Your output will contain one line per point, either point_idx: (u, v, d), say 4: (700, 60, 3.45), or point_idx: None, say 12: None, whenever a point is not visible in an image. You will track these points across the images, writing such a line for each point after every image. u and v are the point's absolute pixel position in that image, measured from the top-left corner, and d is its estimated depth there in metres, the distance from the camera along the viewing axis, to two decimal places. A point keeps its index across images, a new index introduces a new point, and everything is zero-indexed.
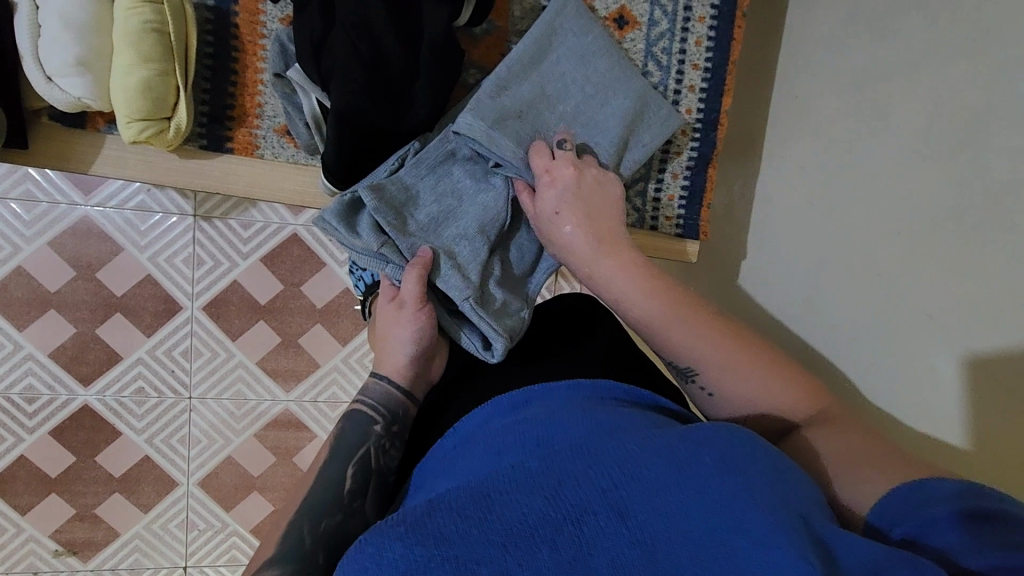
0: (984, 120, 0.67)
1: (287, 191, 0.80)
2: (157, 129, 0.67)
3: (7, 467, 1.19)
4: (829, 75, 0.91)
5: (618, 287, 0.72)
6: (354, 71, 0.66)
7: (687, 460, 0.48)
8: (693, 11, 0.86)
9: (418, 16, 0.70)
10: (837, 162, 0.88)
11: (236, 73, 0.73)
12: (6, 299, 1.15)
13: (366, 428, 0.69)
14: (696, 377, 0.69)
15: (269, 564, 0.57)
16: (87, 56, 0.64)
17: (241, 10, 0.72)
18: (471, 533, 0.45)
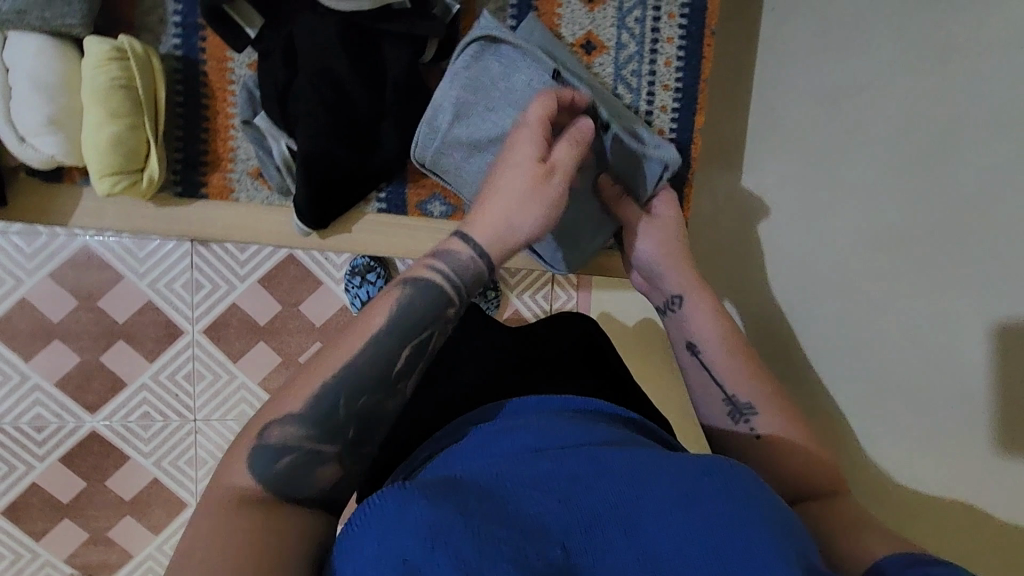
0: (952, 143, 0.67)
1: (263, 232, 0.81)
2: (130, 181, 0.69)
3: (20, 494, 1.22)
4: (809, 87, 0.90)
5: (706, 319, 0.77)
6: (318, 114, 0.68)
7: (691, 486, 0.53)
8: (660, 33, 0.86)
9: (380, 56, 0.70)
10: (819, 173, 0.87)
11: (208, 119, 0.74)
12: (13, 330, 1.17)
13: (442, 301, 0.60)
14: (752, 417, 0.71)
15: (290, 420, 0.54)
16: (58, 116, 0.66)
17: (209, 58, 0.73)
18: (495, 516, 0.49)
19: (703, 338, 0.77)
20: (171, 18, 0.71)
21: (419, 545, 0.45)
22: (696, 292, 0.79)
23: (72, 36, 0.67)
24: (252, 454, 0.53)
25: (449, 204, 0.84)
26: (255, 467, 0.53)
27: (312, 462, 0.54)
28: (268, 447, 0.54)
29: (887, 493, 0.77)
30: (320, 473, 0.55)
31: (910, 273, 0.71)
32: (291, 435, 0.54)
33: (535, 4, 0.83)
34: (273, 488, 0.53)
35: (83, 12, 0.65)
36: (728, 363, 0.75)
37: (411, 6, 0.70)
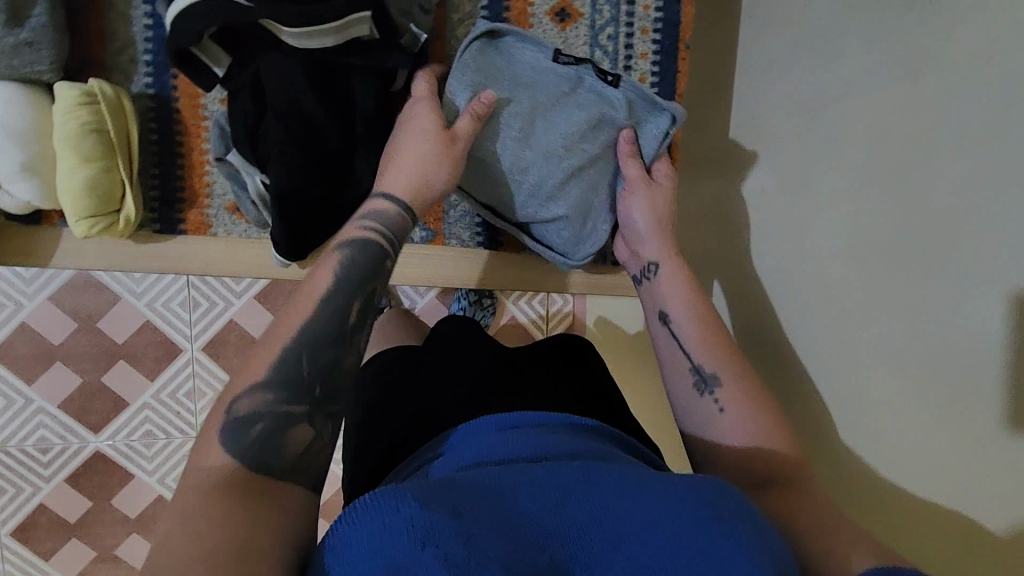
0: (925, 158, 0.65)
1: (244, 265, 0.83)
2: (107, 223, 0.71)
3: (28, 516, 1.23)
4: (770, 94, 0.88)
5: (674, 288, 0.79)
6: (289, 150, 0.68)
7: (682, 502, 0.50)
8: (634, 49, 0.86)
9: (349, 89, 0.70)
10: (792, 182, 0.83)
11: (183, 155, 0.76)
12: (13, 355, 1.16)
13: (379, 254, 0.66)
14: (715, 387, 0.71)
15: (258, 389, 0.55)
16: (32, 160, 0.67)
17: (181, 95, 0.74)
18: (484, 517, 0.47)
19: (672, 309, 0.78)
20: (142, 57, 0.72)
21: (409, 546, 0.44)
22: (671, 262, 0.81)
23: (44, 81, 0.67)
24: (224, 430, 0.53)
25: (429, 229, 0.94)
26: (229, 439, 0.52)
27: (285, 424, 0.54)
28: (237, 420, 0.53)
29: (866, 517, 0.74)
30: (291, 437, 0.55)
31: (891, 286, 0.68)
32: (262, 400, 0.55)
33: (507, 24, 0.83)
34: (250, 458, 0.52)
35: (52, 57, 0.66)
36: (696, 333, 0.75)
37: (378, 36, 0.70)
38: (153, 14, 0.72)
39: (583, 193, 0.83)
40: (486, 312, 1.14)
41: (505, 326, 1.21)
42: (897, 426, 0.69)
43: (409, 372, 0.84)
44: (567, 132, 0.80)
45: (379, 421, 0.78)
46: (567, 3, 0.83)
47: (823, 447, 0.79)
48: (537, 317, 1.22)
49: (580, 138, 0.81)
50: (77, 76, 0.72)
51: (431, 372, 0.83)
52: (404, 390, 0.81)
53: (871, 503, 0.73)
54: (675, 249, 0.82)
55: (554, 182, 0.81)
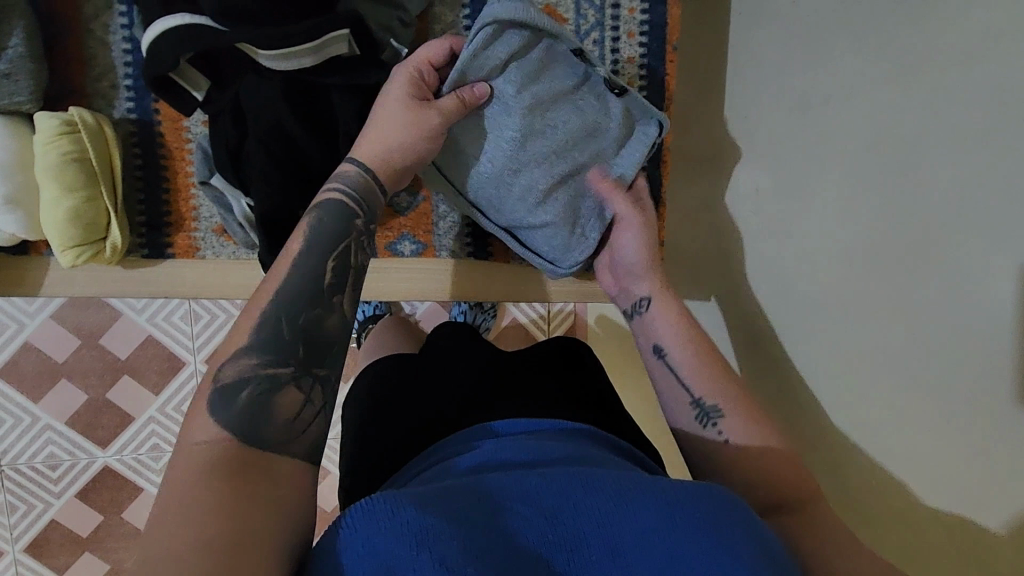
0: (913, 152, 0.63)
1: (230, 287, 0.82)
2: (94, 252, 0.72)
3: (40, 532, 1.16)
4: (763, 93, 0.86)
5: (665, 326, 0.75)
6: (271, 173, 0.68)
7: (679, 509, 0.47)
8: (621, 53, 0.85)
9: (330, 107, 0.70)
10: (794, 180, 0.81)
11: (168, 179, 0.76)
12: (18, 374, 1.10)
13: (350, 216, 0.64)
14: (719, 419, 0.67)
15: (242, 354, 0.53)
16: (16, 193, 0.67)
17: (163, 119, 0.74)
18: (481, 527, 0.45)
19: (667, 341, 0.74)
20: (123, 82, 0.72)
21: (405, 550, 0.42)
22: (662, 297, 0.78)
23: (24, 111, 0.67)
24: (210, 398, 0.51)
25: (418, 242, 0.94)
26: (215, 409, 0.50)
27: (269, 388, 0.52)
28: (223, 388, 0.51)
29: (865, 525, 0.72)
30: (279, 402, 0.52)
31: (887, 288, 0.67)
32: (246, 365, 0.53)
33: None
34: (238, 426, 0.50)
35: (31, 88, 0.66)
36: (695, 366, 0.71)
37: (360, 52, 0.69)
38: (131, 38, 0.71)
39: (573, 200, 0.82)
40: (487, 314, 1.09)
41: (506, 326, 1.19)
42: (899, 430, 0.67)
43: (406, 381, 0.83)
44: (564, 136, 0.79)
45: (379, 425, 0.77)
46: (550, 9, 0.83)
47: (828, 451, 0.77)
48: (538, 317, 1.21)
49: (574, 143, 0.80)
50: (58, 103, 0.72)
51: (428, 382, 0.81)
52: (401, 399, 0.79)
53: (869, 508, 0.72)
54: (666, 283, 0.79)
55: (542, 187, 0.80)
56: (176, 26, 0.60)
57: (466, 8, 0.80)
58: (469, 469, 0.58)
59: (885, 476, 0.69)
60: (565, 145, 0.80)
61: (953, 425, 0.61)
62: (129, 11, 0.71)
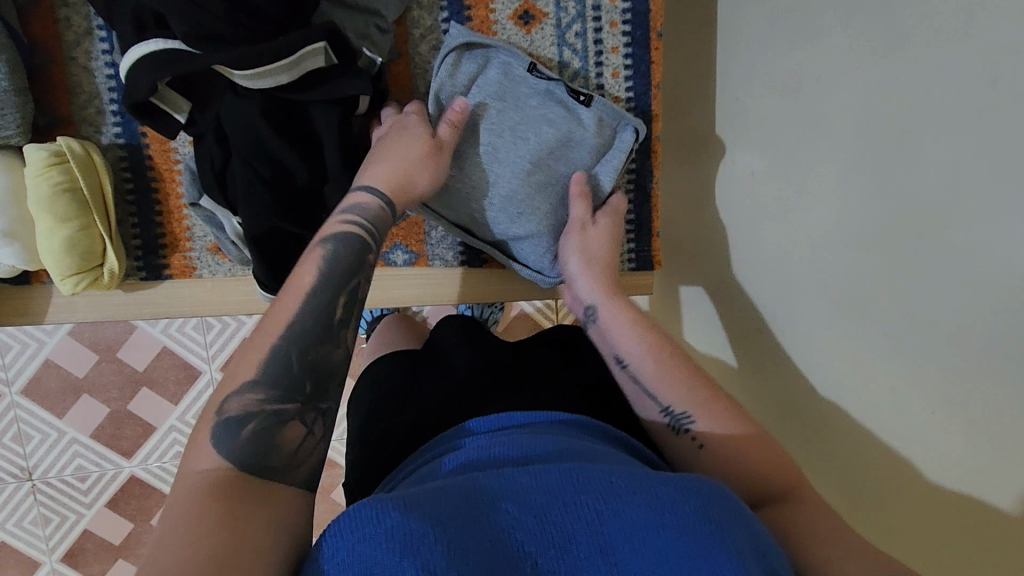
0: (907, 130, 0.62)
1: (231, 301, 0.85)
2: (92, 278, 0.74)
3: (74, 542, 1.18)
4: (753, 74, 0.84)
5: (613, 333, 0.75)
6: (258, 191, 0.70)
7: (670, 505, 0.47)
8: (604, 44, 0.83)
9: (310, 121, 0.71)
10: (789, 164, 0.79)
11: (160, 202, 0.77)
12: (42, 392, 1.11)
13: (362, 249, 0.65)
14: (690, 424, 0.66)
15: (247, 389, 0.53)
16: (12, 227, 0.69)
17: (151, 142, 0.75)
18: (470, 529, 0.45)
19: (627, 349, 0.73)
20: (108, 107, 0.73)
21: (389, 556, 0.42)
22: (607, 303, 0.77)
23: (14, 145, 0.69)
24: (215, 430, 0.51)
25: (411, 252, 0.94)
26: (221, 443, 0.50)
27: (275, 423, 0.53)
28: (228, 420, 0.52)
29: (870, 510, 0.72)
30: (283, 436, 0.53)
31: (885, 273, 0.66)
32: (252, 401, 0.53)
33: None
34: (242, 458, 0.50)
35: (18, 121, 0.67)
36: (656, 374, 0.70)
37: (338, 61, 0.69)
38: (113, 64, 0.72)
39: (552, 209, 0.83)
40: (493, 307, 1.09)
41: (513, 318, 1.17)
42: (904, 417, 0.66)
43: (409, 378, 0.83)
44: (537, 148, 0.80)
45: (385, 418, 0.78)
46: (530, 4, 0.81)
47: (831, 436, 0.77)
48: (545, 306, 1.18)
49: (552, 153, 0.81)
50: (47, 133, 0.73)
51: (429, 379, 0.81)
52: (404, 395, 0.80)
53: (874, 492, 0.72)
54: (613, 288, 0.79)
55: (523, 196, 0.81)
56: (148, 53, 0.61)
57: (443, 11, 0.79)
58: (457, 466, 0.58)
59: (890, 461, 0.69)
60: (542, 153, 0.81)
61: (959, 410, 0.60)
62: (109, 37, 0.71)
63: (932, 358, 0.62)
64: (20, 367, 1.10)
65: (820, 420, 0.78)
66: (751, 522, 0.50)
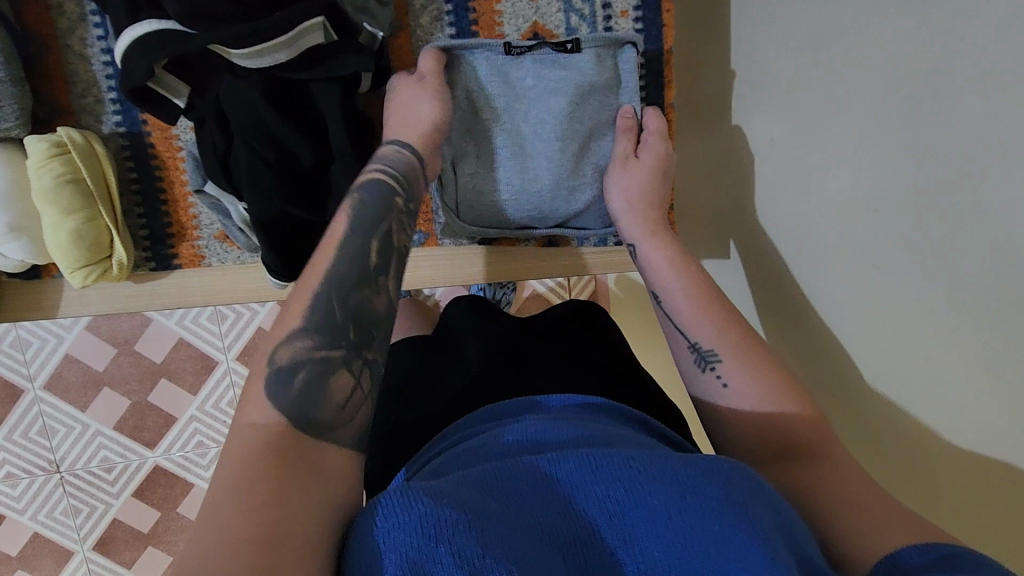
0: (940, 85, 0.59)
1: (242, 287, 0.86)
2: (101, 270, 0.73)
3: (104, 532, 1.20)
4: (769, 34, 0.81)
5: (655, 267, 0.76)
6: (262, 175, 0.68)
7: (690, 488, 0.46)
8: (612, 8, 0.80)
9: (313, 101, 0.70)
10: (808, 127, 0.76)
11: (164, 190, 0.76)
12: (64, 386, 1.13)
13: (388, 194, 0.65)
14: (717, 363, 0.67)
15: (295, 337, 0.53)
16: (18, 221, 0.68)
17: (152, 129, 0.74)
18: (489, 516, 0.45)
19: (666, 291, 0.74)
20: (107, 95, 0.72)
21: (420, 542, 0.41)
22: (649, 240, 0.77)
23: (14, 138, 0.68)
24: (267, 380, 0.51)
25: (421, 232, 0.93)
26: (275, 396, 0.50)
27: (324, 370, 0.52)
28: (279, 370, 0.51)
29: (897, 483, 0.70)
30: (333, 386, 0.53)
31: (913, 236, 0.63)
32: (300, 349, 0.53)
33: (472, 6, 0.78)
34: (294, 410, 0.50)
35: (17, 113, 0.66)
36: (689, 309, 0.72)
37: (338, 37, 0.66)
38: (109, 50, 0.71)
39: (598, 159, 0.80)
40: (506, 288, 1.07)
41: (526, 298, 1.14)
42: (932, 383, 0.64)
43: (421, 368, 0.82)
44: (555, 124, 0.77)
45: (400, 408, 0.77)
46: None
47: (852, 406, 0.75)
48: (557, 285, 1.15)
49: (572, 119, 0.77)
50: (46, 124, 0.71)
51: (443, 368, 0.80)
52: (417, 386, 0.79)
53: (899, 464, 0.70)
54: (657, 224, 0.78)
55: (566, 167, 0.78)
56: (143, 35, 0.59)
57: None
58: (476, 456, 0.56)
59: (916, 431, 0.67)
60: (570, 121, 0.77)
61: (997, 380, 0.58)
62: (103, 22, 0.70)
63: (971, 324, 0.59)
64: (41, 362, 1.11)
65: (845, 396, 0.76)
66: (774, 501, 0.48)
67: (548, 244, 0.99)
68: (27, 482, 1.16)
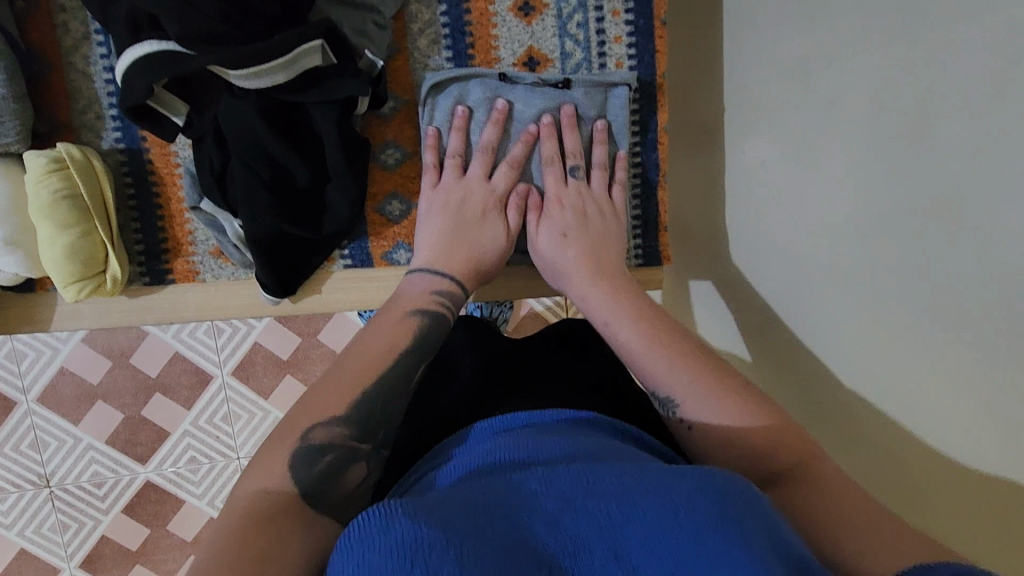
0: (924, 110, 0.58)
1: (232, 308, 0.83)
2: (94, 284, 0.74)
3: (92, 548, 1.19)
4: (763, 57, 0.81)
5: (604, 315, 0.72)
6: (257, 192, 0.69)
7: (686, 507, 0.45)
8: (607, 34, 0.81)
9: (309, 121, 0.71)
10: (800, 150, 0.76)
11: (161, 207, 0.77)
12: (57, 398, 1.12)
13: (447, 326, 0.71)
14: (676, 408, 0.65)
15: (333, 423, 0.59)
16: (14, 235, 0.69)
17: (151, 146, 0.75)
18: (473, 535, 0.44)
19: (622, 343, 0.70)
20: (108, 112, 0.73)
21: (395, 563, 0.41)
22: (600, 290, 0.73)
23: (15, 152, 0.69)
24: (293, 457, 0.56)
25: None
26: (297, 470, 0.56)
27: (348, 461, 0.58)
28: (309, 449, 0.57)
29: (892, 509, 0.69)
30: (348, 475, 0.58)
31: (901, 259, 0.63)
32: (335, 434, 0.58)
33: (469, 29, 0.79)
34: (308, 487, 0.55)
35: (18, 129, 0.67)
36: (649, 363, 0.67)
37: (337, 61, 0.69)
38: (111, 67, 0.72)
39: None
40: (503, 306, 1.07)
41: (523, 316, 1.16)
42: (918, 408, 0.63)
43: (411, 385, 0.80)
44: (541, 154, 0.81)
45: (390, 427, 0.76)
46: None
47: (844, 429, 0.74)
48: (556, 304, 1.17)
49: (559, 151, 0.81)
50: (48, 138, 0.73)
51: (431, 387, 0.78)
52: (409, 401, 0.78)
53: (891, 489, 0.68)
54: (606, 273, 0.75)
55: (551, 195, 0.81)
56: (144, 55, 0.60)
57: (442, 4, 0.78)
58: (468, 471, 0.56)
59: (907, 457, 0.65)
60: (558, 151, 0.80)
61: (983, 408, 0.56)
62: (106, 40, 0.71)
63: (954, 349, 0.58)
64: (36, 374, 1.10)
65: (840, 420, 0.75)
66: (771, 518, 0.48)
67: None
68: (16, 497, 1.15)
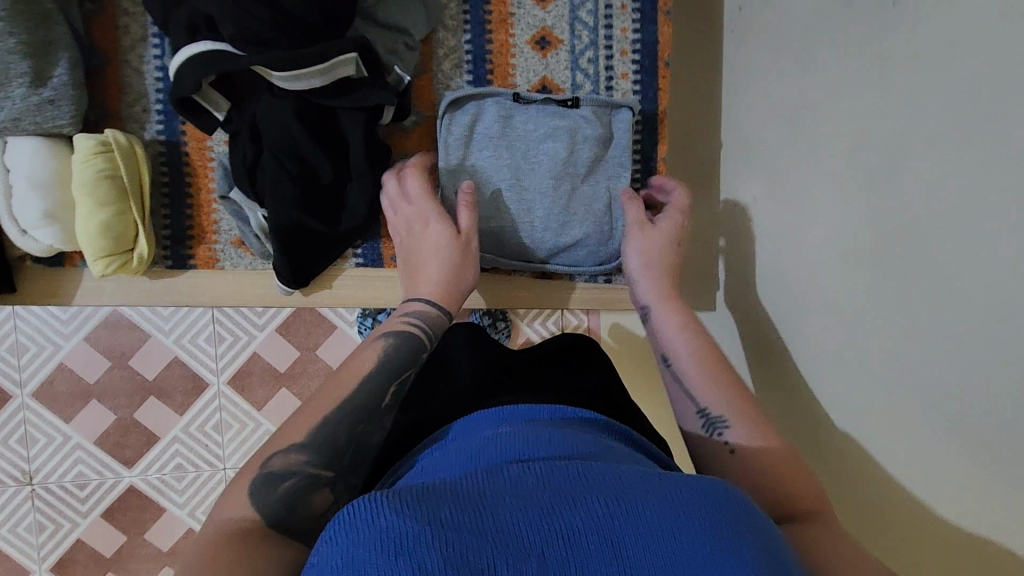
0: (901, 156, 0.65)
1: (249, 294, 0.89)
2: (121, 262, 0.78)
3: (66, 553, 1.17)
4: (761, 109, 0.89)
5: (664, 329, 0.79)
6: (282, 186, 0.74)
7: (682, 511, 0.48)
8: (614, 69, 0.88)
9: (338, 124, 0.77)
10: (792, 195, 0.82)
11: (191, 196, 0.82)
12: (53, 394, 1.14)
13: (418, 346, 0.71)
14: (725, 429, 0.68)
15: (293, 450, 0.59)
16: (53, 209, 0.73)
17: (189, 139, 0.80)
18: (468, 522, 0.46)
19: (675, 349, 0.77)
20: (153, 107, 0.79)
21: (382, 560, 0.43)
22: (662, 305, 0.81)
23: (64, 134, 0.74)
24: (256, 482, 0.57)
25: None
26: (257, 497, 0.56)
27: (309, 485, 0.58)
28: (269, 476, 0.57)
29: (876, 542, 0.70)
30: (313, 499, 0.58)
31: (885, 292, 0.67)
32: (293, 460, 0.58)
33: (490, 57, 0.86)
34: (269, 514, 0.55)
35: (73, 113, 0.73)
36: (697, 372, 0.74)
37: (368, 74, 0.75)
38: (162, 67, 0.78)
39: (590, 208, 0.87)
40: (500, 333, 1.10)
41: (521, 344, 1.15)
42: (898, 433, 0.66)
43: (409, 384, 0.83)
44: (551, 168, 0.85)
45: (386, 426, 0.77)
46: (546, 31, 0.87)
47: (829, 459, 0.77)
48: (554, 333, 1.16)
49: (567, 165, 0.85)
50: (95, 127, 0.78)
51: (430, 385, 0.81)
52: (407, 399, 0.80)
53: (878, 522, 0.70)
54: (668, 292, 0.82)
55: (560, 206, 0.86)
56: (196, 54, 0.67)
57: (467, 33, 0.85)
58: (466, 461, 0.58)
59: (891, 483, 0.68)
60: (568, 163, 0.85)
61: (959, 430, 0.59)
62: (161, 44, 0.78)
63: (931, 376, 0.62)
64: (35, 369, 1.12)
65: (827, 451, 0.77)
66: (763, 527, 0.49)
67: (543, 276, 1.04)
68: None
